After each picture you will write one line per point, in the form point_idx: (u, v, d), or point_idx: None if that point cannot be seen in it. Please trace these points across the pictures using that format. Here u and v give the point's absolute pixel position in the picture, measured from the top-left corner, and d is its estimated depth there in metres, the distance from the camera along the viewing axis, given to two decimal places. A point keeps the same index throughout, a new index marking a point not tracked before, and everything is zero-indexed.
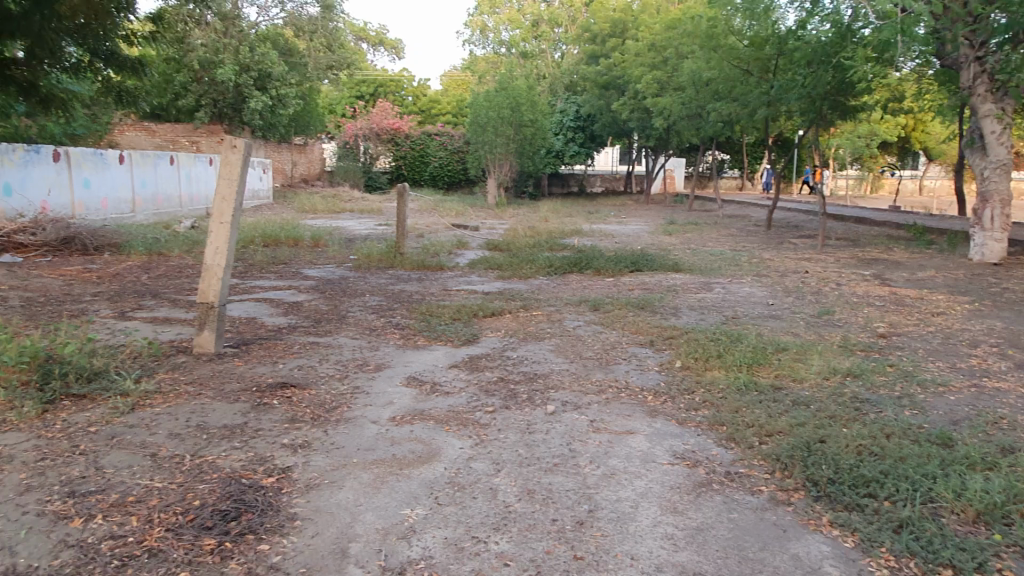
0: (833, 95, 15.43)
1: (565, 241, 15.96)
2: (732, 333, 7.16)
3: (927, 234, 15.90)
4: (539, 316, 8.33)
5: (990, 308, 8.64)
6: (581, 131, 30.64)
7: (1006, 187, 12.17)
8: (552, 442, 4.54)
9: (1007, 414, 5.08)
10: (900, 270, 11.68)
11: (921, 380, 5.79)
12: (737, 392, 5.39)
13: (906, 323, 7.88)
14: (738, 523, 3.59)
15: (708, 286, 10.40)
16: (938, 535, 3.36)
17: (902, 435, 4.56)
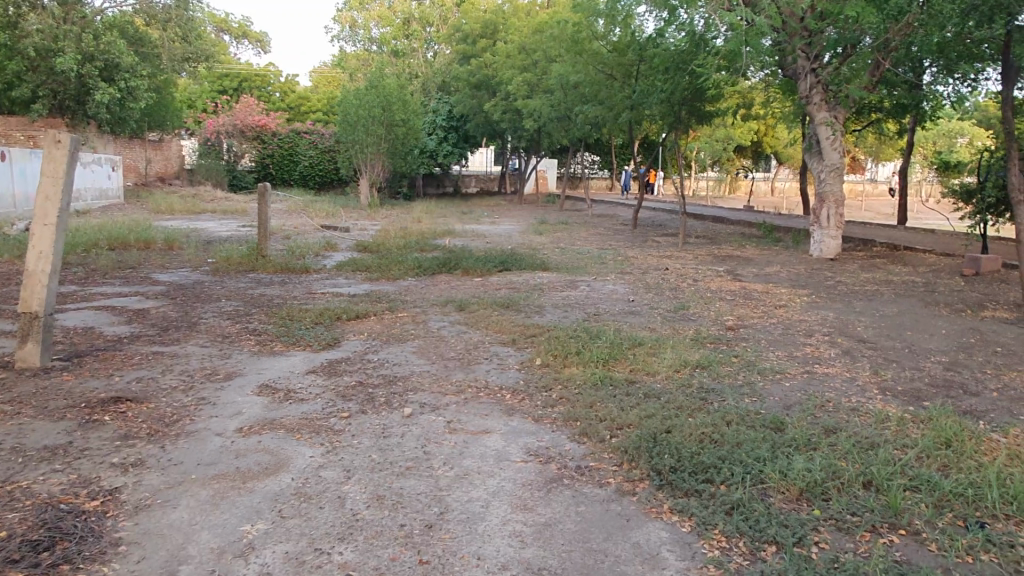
0: (690, 100, 16.27)
1: (436, 242, 15.86)
2: (591, 329, 7.38)
3: (775, 232, 17.09)
4: (404, 318, 8.25)
5: (825, 300, 9.37)
6: (453, 131, 30.67)
7: (840, 188, 13.27)
8: (406, 444, 4.48)
9: (834, 397, 5.51)
10: (750, 266, 12.46)
11: (760, 368, 6.19)
12: (592, 387, 5.55)
13: (752, 316, 8.40)
14: (584, 515, 3.67)
15: (573, 284, 10.67)
16: (765, 514, 3.59)
17: (740, 421, 4.85)
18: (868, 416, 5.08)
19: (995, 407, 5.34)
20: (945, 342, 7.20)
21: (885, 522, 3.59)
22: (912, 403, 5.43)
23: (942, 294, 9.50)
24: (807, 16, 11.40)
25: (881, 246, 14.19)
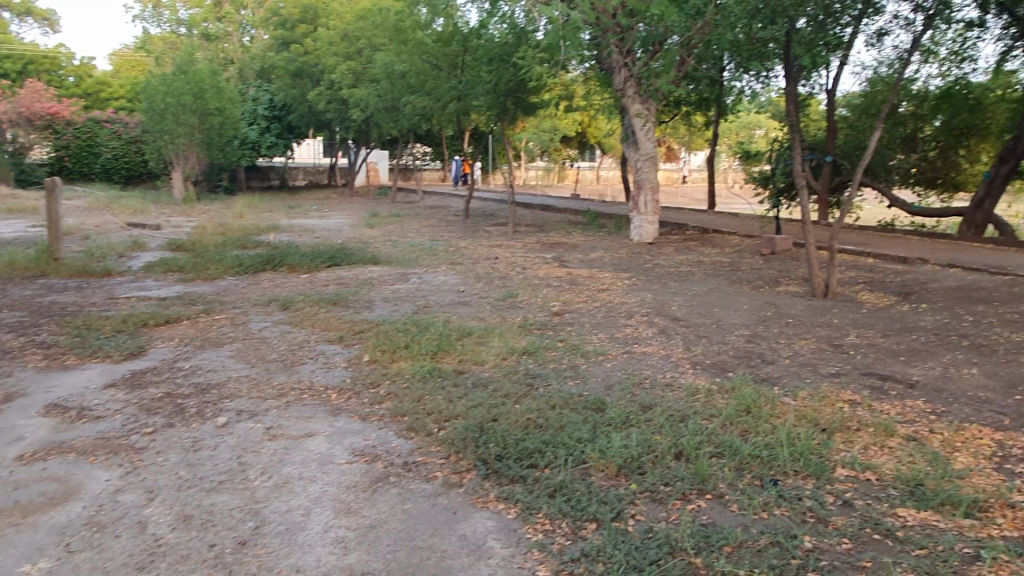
0: (514, 92, 16.54)
1: (259, 238, 15.03)
2: (420, 322, 7.30)
3: (599, 219, 17.89)
4: (222, 320, 7.71)
5: (644, 282, 9.92)
6: (276, 121, 29.26)
7: (654, 176, 14.10)
8: (220, 457, 4.17)
9: (650, 374, 5.84)
10: (576, 253, 12.92)
11: (584, 351, 6.41)
12: (420, 381, 5.49)
13: (577, 301, 8.69)
14: (410, 513, 3.60)
15: (403, 276, 10.51)
16: (586, 493, 3.71)
17: (564, 404, 4.98)
18: (681, 389, 5.42)
19: (787, 373, 5.91)
20: (746, 317, 7.86)
21: (694, 489, 3.83)
22: (717, 374, 5.87)
23: (743, 272, 10.39)
24: (619, 13, 11.95)
25: (693, 230, 15.29)
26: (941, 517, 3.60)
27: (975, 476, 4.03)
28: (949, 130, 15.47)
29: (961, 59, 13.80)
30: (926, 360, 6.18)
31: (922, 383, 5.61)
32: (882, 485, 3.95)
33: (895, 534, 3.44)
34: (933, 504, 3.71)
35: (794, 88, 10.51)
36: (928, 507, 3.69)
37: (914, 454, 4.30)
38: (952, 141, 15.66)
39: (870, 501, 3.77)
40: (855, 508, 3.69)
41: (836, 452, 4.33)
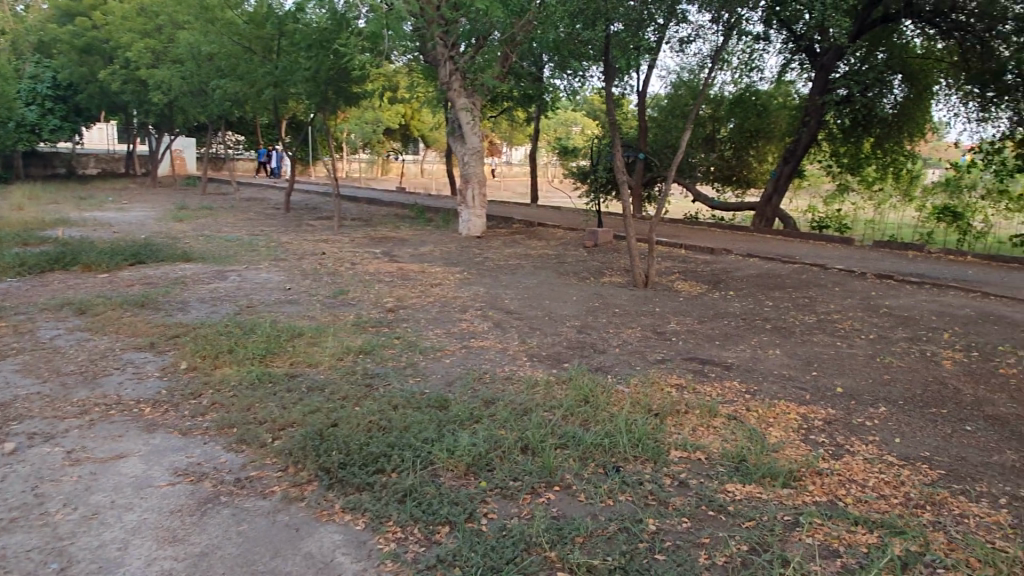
0: (336, 81, 15.91)
1: (44, 234, 13.27)
2: (244, 324, 6.79)
3: (426, 213, 17.76)
4: (2, 329, 6.69)
5: (475, 275, 9.96)
6: (60, 102, 26.09)
7: (481, 170, 14.19)
8: (10, 491, 3.59)
9: (489, 369, 5.84)
10: (405, 247, 12.72)
11: (421, 348, 6.28)
12: (249, 388, 5.09)
13: (410, 296, 8.53)
14: (247, 534, 3.31)
15: (220, 275, 9.75)
16: (436, 496, 3.61)
17: (406, 404, 4.83)
18: (521, 382, 5.47)
19: (618, 361, 6.17)
20: (576, 308, 8.13)
21: (542, 482, 3.86)
22: (554, 366, 6.00)
23: (570, 264, 10.76)
24: (443, 6, 11.87)
25: (519, 223, 15.60)
26: (763, 489, 3.91)
27: (787, 448, 4.43)
28: (742, 132, 17.08)
29: (750, 68, 15.25)
30: (737, 343, 6.73)
31: (736, 365, 6.10)
32: (711, 463, 4.21)
33: (727, 509, 3.67)
34: (756, 478, 4.01)
35: (611, 88, 11.04)
36: (752, 481, 3.99)
37: (735, 432, 4.64)
38: (744, 142, 17.29)
39: (702, 479, 4.01)
40: (690, 487, 3.90)
41: (668, 435, 4.57)
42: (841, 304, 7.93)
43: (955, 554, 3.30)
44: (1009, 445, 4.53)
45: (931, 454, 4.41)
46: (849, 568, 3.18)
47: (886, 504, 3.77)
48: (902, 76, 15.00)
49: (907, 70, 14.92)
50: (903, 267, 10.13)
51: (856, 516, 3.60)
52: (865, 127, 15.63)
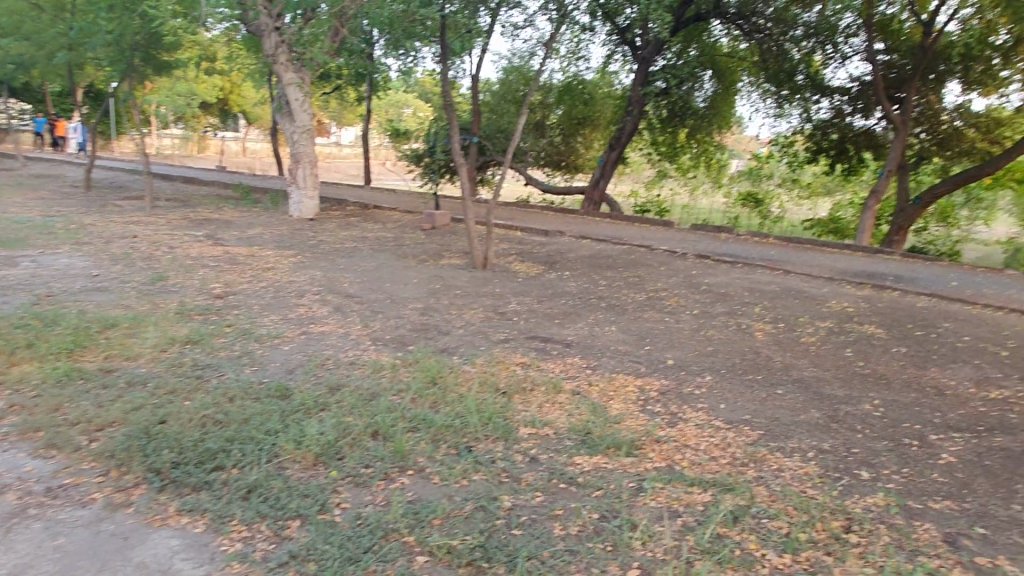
0: (143, 47, 14.50)
1: None
2: (45, 314, 6.03)
3: (252, 194, 16.76)
4: None
5: (310, 259, 9.55)
6: None
7: (312, 149, 13.59)
8: None
9: (331, 354, 5.62)
10: (230, 229, 11.93)
11: (256, 335, 5.91)
12: (56, 386, 4.53)
13: (239, 281, 8.01)
14: (64, 549, 2.96)
15: (9, 260, 8.61)
16: (284, 489, 3.42)
17: (243, 395, 4.53)
18: (366, 366, 5.32)
19: (462, 342, 6.18)
20: (417, 290, 8.03)
21: (396, 467, 3.78)
22: (399, 349, 5.89)
23: (408, 247, 10.63)
24: None
25: (353, 205, 15.17)
26: (609, 458, 4.10)
27: (628, 419, 4.67)
28: (569, 119, 17.78)
29: (578, 57, 15.84)
30: (575, 321, 6.99)
31: (576, 342, 6.33)
32: (559, 437, 4.34)
33: (577, 480, 3.81)
34: (601, 448, 4.19)
35: (446, 70, 10.97)
36: (598, 452, 4.16)
37: (579, 406, 4.82)
38: (572, 129, 17.96)
39: (552, 454, 4.12)
40: (541, 462, 4.00)
41: (517, 412, 4.65)
42: (667, 282, 8.48)
43: (777, 504, 3.64)
44: (814, 405, 5.08)
45: (751, 417, 4.84)
46: (689, 525, 3.41)
47: (717, 465, 4.09)
48: (711, 72, 16.16)
49: (716, 67, 16.10)
50: (716, 248, 11.04)
51: (692, 478, 3.86)
52: (681, 118, 16.72)
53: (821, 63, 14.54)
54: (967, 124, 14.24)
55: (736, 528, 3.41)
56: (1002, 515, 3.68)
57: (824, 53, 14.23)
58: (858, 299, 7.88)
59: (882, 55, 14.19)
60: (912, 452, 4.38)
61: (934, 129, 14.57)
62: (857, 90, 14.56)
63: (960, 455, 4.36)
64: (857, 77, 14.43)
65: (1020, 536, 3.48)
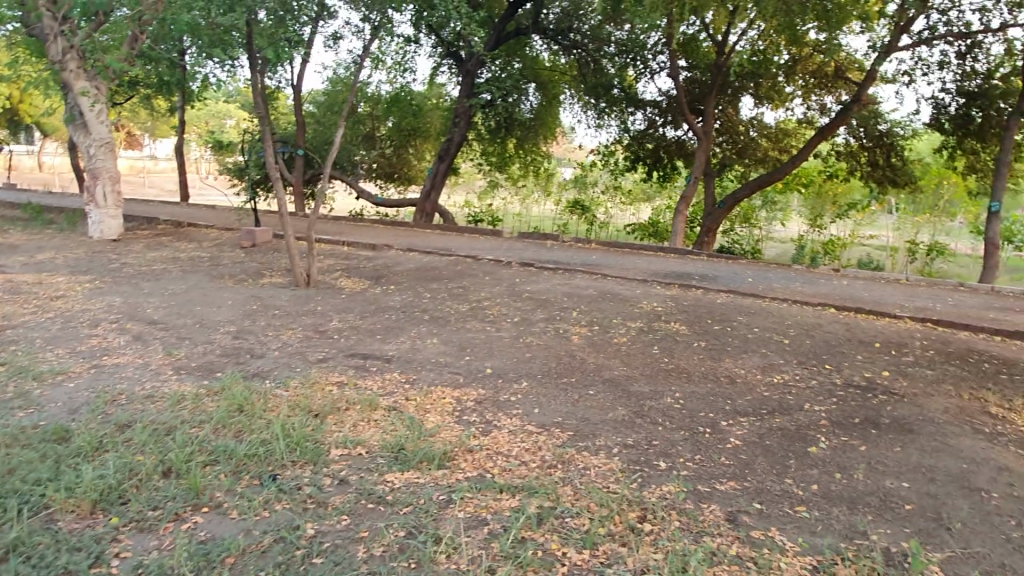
0: None
1: None
2: None
3: (45, 214, 15.14)
4: None
5: (109, 284, 8.77)
6: None
7: (112, 164, 12.52)
8: None
9: (125, 388, 5.17)
10: (15, 254, 10.70)
11: (35, 373, 5.33)
12: None
13: (21, 312, 7.19)
14: None
15: None
16: (52, 545, 3.11)
17: (11, 442, 4.05)
18: (164, 399, 4.94)
19: (277, 365, 5.92)
20: (231, 312, 7.60)
21: (189, 505, 3.54)
22: (205, 377, 5.53)
23: (225, 267, 10.05)
24: None
25: (166, 224, 14.14)
26: (420, 473, 4.07)
27: (443, 430, 4.68)
28: (400, 130, 17.71)
29: (404, 68, 15.77)
30: (397, 335, 6.92)
31: (396, 357, 6.26)
32: (371, 456, 4.26)
33: (386, 499, 3.75)
34: (414, 463, 4.17)
35: (261, 80, 10.47)
36: (410, 467, 4.13)
37: (395, 422, 4.76)
38: (402, 140, 17.89)
39: (362, 473, 4.03)
40: (350, 484, 3.90)
41: (328, 434, 4.51)
42: (491, 292, 8.63)
43: (580, 502, 3.80)
44: (621, 402, 5.36)
45: (562, 419, 5.01)
46: (494, 532, 3.46)
47: (526, 469, 4.20)
48: (535, 85, 16.60)
49: (539, 80, 16.57)
50: (541, 255, 11.38)
51: (500, 484, 3.93)
52: (508, 130, 17.10)
53: (634, 77, 15.41)
54: (760, 134, 15.75)
55: (539, 530, 3.51)
56: (776, 489, 4.06)
57: (637, 68, 15.16)
58: (666, 299, 8.43)
59: (685, 72, 15.42)
60: (704, 439, 4.73)
61: (733, 138, 15.90)
62: (665, 104, 15.80)
63: (745, 437, 4.77)
64: (665, 91, 15.59)
65: (790, 507, 3.85)
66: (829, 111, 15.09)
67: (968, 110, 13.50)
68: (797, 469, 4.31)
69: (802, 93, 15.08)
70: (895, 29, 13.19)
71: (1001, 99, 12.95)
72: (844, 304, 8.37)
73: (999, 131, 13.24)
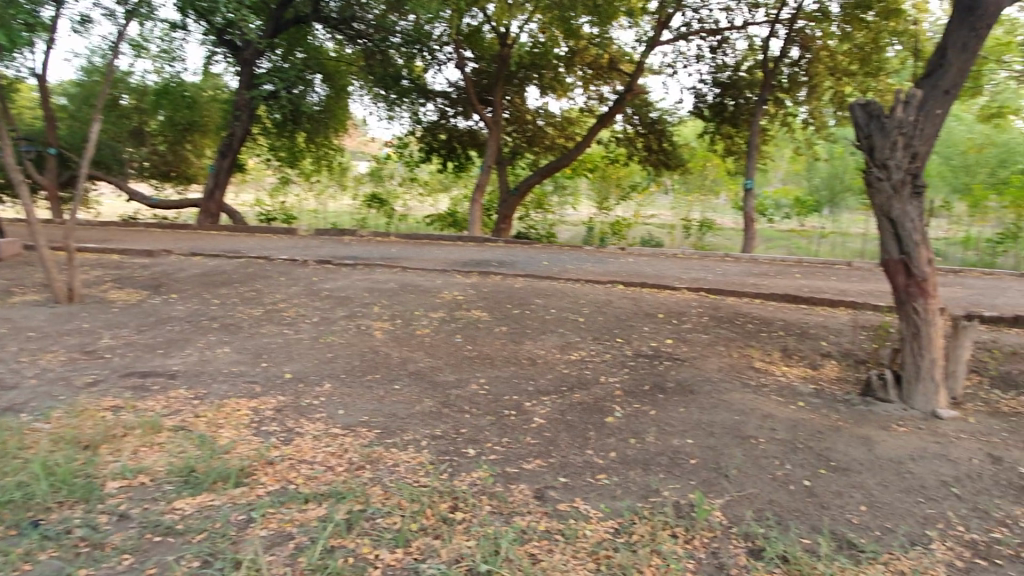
0: None
1: None
2: None
3: None
4: None
5: None
6: None
7: None
8: None
9: None
10: None
11: None
12: None
13: None
14: None
15: None
16: None
17: None
18: None
19: (34, 395, 5.18)
20: None
21: None
22: None
23: None
24: None
25: None
26: (214, 495, 3.75)
27: (239, 445, 4.36)
28: (173, 125, 16.24)
29: (173, 57, 14.50)
30: (182, 348, 6.35)
31: (182, 371, 5.75)
32: (155, 483, 3.85)
33: (176, 528, 3.41)
34: (206, 485, 3.83)
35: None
36: (202, 490, 3.78)
37: (182, 443, 4.34)
38: (177, 136, 16.46)
39: (146, 505, 3.63)
40: (131, 518, 3.49)
41: (102, 466, 4.01)
42: (286, 293, 8.21)
43: (390, 501, 3.71)
44: (427, 394, 5.33)
45: (368, 417, 4.88)
46: (300, 546, 3.28)
47: (332, 474, 4.03)
48: (322, 76, 15.77)
49: (324, 71, 15.73)
50: (338, 252, 11.04)
51: (305, 494, 3.74)
52: (295, 122, 16.06)
53: (422, 68, 15.45)
54: (547, 123, 16.48)
55: (349, 536, 3.38)
56: (579, 461, 4.26)
57: (424, 59, 15.26)
58: (466, 287, 8.53)
59: (472, 63, 15.55)
60: (510, 421, 4.84)
61: (523, 127, 16.56)
62: (455, 95, 15.88)
63: (548, 415, 4.95)
64: (453, 82, 15.72)
65: (592, 476, 4.05)
66: (607, 99, 16.04)
67: (722, 99, 15.07)
68: (596, 439, 4.54)
69: (582, 83, 15.88)
70: (656, 24, 14.34)
71: (748, 89, 14.61)
72: (629, 280, 8.97)
73: (748, 117, 14.97)
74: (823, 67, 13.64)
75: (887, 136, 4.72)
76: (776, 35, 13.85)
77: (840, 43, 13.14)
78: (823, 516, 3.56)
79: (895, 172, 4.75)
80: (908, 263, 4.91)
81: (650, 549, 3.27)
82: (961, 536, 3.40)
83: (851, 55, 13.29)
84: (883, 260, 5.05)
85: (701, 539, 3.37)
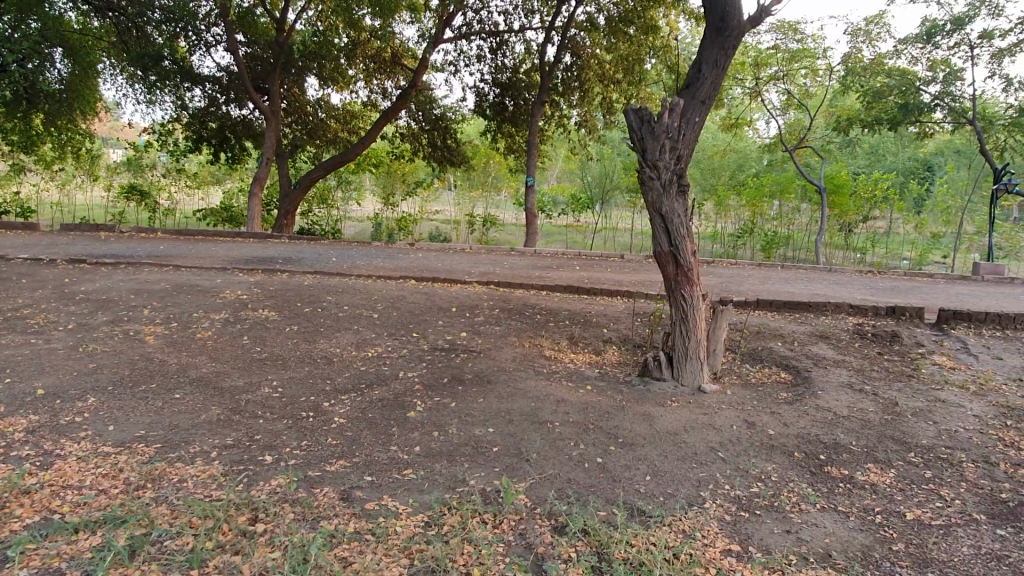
0: None
1: None
2: None
3: None
4: None
5: None
6: None
7: None
8: None
9: None
10: None
11: None
12: None
13: None
14: None
15: None
16: None
17: None
18: None
19: None
20: None
21: None
22: None
23: None
24: None
25: None
26: None
27: None
28: None
29: None
30: None
31: None
32: None
33: None
34: None
35: None
36: None
37: None
38: None
39: None
40: None
41: None
42: (31, 297, 7.16)
43: (178, 520, 3.38)
44: (214, 401, 4.94)
45: (145, 432, 4.41)
46: None
47: (106, 498, 3.58)
48: (62, 50, 13.72)
49: (67, 44, 13.76)
50: (93, 250, 9.83)
51: (75, 523, 3.30)
52: (29, 102, 13.60)
53: (186, 49, 14.16)
54: (328, 115, 15.99)
55: (133, 563, 3.03)
56: (383, 458, 4.20)
57: (188, 39, 13.91)
58: (251, 286, 8.02)
59: (244, 47, 14.61)
60: (308, 423, 4.65)
61: (303, 119, 15.83)
62: (226, 80, 14.63)
63: (348, 415, 4.82)
64: (223, 66, 14.59)
65: (397, 472, 4.01)
66: (390, 94, 15.93)
67: (502, 99, 15.45)
68: (399, 434, 4.52)
69: (364, 76, 15.63)
70: (438, 22, 14.53)
71: (527, 90, 15.15)
72: (420, 275, 9.00)
73: (526, 118, 15.48)
74: (592, 73, 14.62)
75: (657, 139, 5.20)
76: (550, 42, 14.64)
77: (606, 51, 14.26)
78: (616, 488, 3.85)
79: (664, 171, 5.25)
80: (676, 254, 5.44)
81: (461, 537, 3.32)
82: (728, 494, 3.86)
83: (616, 63, 14.44)
84: (656, 252, 5.56)
85: (508, 522, 3.50)
